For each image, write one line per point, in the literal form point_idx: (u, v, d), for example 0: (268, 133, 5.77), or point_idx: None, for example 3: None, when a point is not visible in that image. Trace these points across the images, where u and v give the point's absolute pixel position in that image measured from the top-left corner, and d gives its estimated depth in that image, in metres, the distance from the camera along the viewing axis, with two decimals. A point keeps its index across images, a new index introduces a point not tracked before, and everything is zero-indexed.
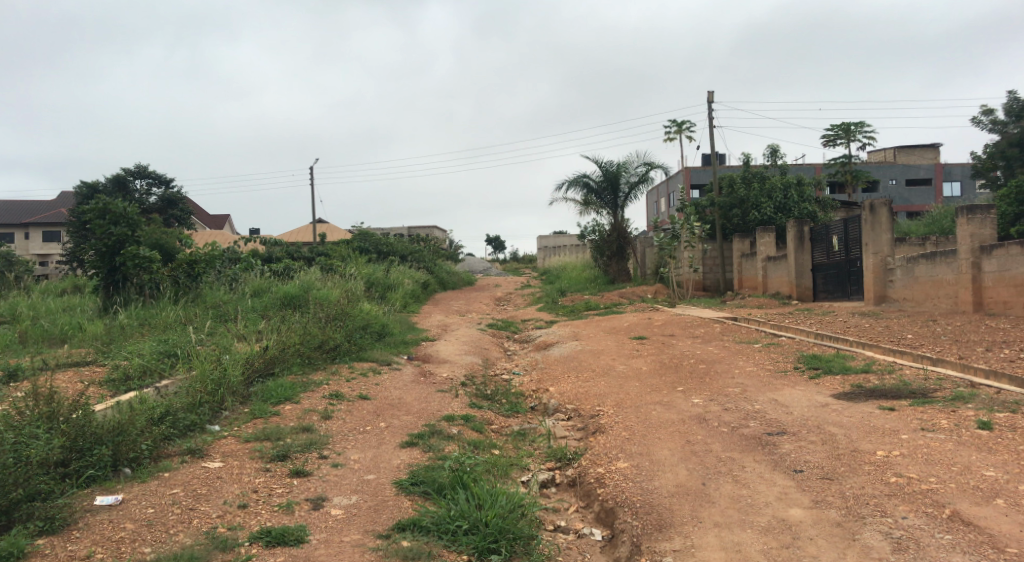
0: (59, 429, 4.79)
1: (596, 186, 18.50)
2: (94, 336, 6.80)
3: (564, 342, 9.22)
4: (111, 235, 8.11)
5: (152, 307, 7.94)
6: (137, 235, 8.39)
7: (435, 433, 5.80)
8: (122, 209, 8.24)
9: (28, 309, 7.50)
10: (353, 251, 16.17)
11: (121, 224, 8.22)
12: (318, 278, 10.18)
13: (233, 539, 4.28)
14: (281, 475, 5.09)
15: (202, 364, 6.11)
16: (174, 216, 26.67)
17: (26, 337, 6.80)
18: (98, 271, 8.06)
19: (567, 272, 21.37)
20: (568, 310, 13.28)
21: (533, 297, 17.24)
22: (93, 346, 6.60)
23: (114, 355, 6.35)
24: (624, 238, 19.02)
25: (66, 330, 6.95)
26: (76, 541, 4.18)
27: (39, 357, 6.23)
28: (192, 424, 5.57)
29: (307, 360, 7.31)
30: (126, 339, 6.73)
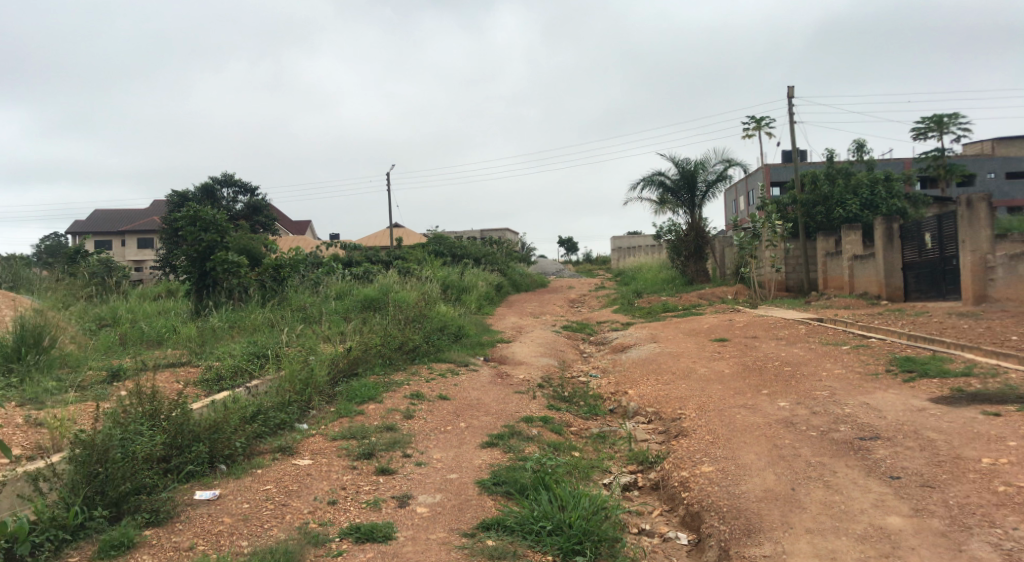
0: (160, 427, 5.08)
1: (672, 185, 18.32)
2: (187, 337, 7.09)
3: (641, 344, 9.14)
4: (202, 242, 8.45)
5: (242, 310, 8.22)
6: (225, 241, 8.72)
7: (515, 434, 5.83)
8: (211, 217, 8.56)
9: (126, 312, 7.83)
10: (430, 255, 16.43)
11: (210, 231, 8.53)
12: (396, 282, 10.39)
13: (324, 534, 4.51)
14: (367, 473, 5.23)
15: (290, 364, 6.30)
16: (258, 222, 27.69)
17: (127, 338, 7.14)
18: (190, 276, 8.43)
19: (643, 273, 21.25)
20: (646, 312, 13.14)
21: (609, 299, 17.10)
22: (186, 348, 6.87)
23: (208, 356, 6.61)
24: (703, 237, 18.71)
25: (163, 332, 7.29)
26: (179, 533, 4.53)
27: (139, 358, 6.50)
28: (282, 423, 5.77)
29: (388, 361, 7.47)
30: (218, 342, 7.02)
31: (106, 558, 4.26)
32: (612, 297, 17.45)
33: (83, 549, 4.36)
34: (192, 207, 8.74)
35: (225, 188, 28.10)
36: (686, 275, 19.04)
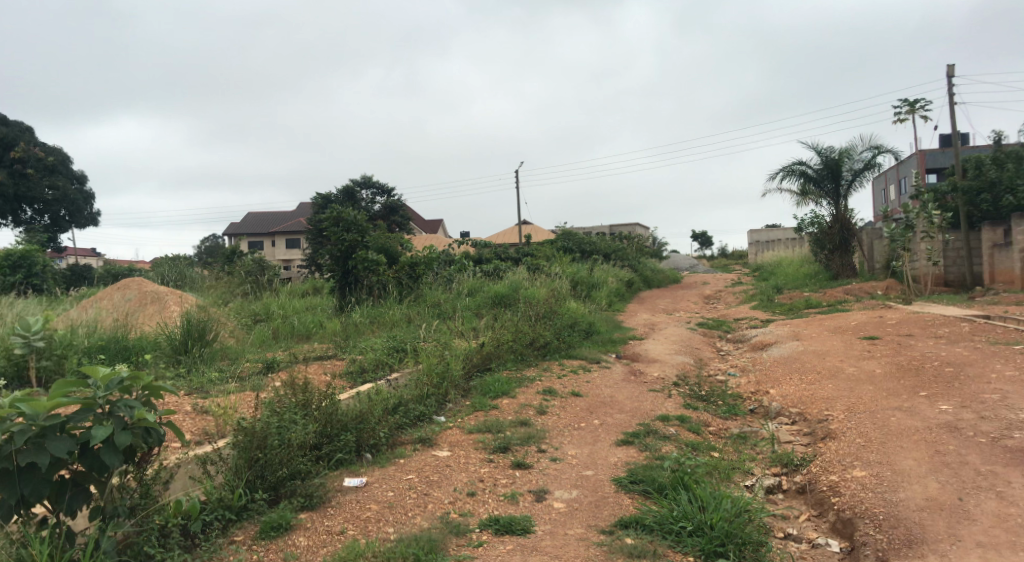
0: (312, 416, 5.41)
1: (815, 174, 17.66)
2: (332, 332, 7.51)
3: (782, 342, 8.75)
4: (345, 241, 8.96)
5: (381, 306, 8.59)
6: (366, 240, 9.17)
7: (651, 433, 5.75)
8: (352, 217, 9.07)
9: (278, 308, 8.34)
10: (558, 251, 16.52)
11: (352, 231, 9.05)
12: (527, 278, 10.51)
13: (465, 525, 4.70)
14: (504, 466, 5.34)
15: (427, 358, 6.54)
16: (394, 222, 28.88)
17: (279, 332, 7.63)
18: (335, 274, 8.97)
19: (784, 267, 20.42)
20: (786, 308, 12.59)
21: (748, 294, 16.26)
22: (332, 342, 7.26)
23: (351, 350, 6.95)
24: (849, 229, 17.71)
25: (310, 327, 7.73)
26: (331, 517, 4.89)
27: (290, 351, 6.92)
28: (421, 415, 6.00)
29: (520, 357, 7.59)
30: (360, 336, 7.37)
31: (268, 538, 4.71)
32: (750, 292, 16.64)
33: (247, 528, 4.83)
34: (335, 208, 9.30)
35: (364, 190, 29.57)
36: (831, 269, 17.93)
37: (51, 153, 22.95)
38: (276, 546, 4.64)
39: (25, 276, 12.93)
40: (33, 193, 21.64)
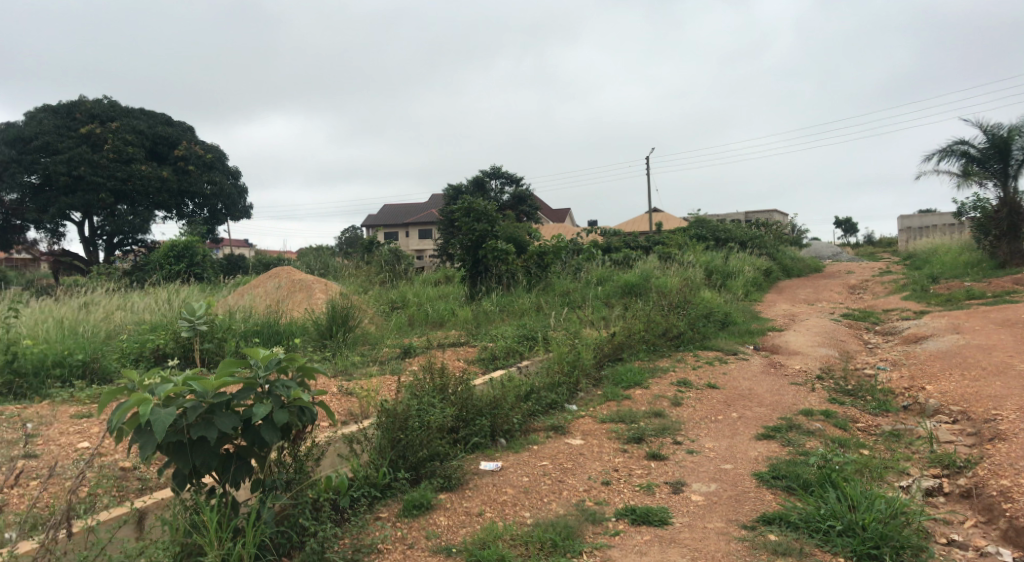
0: (449, 400, 5.60)
1: (979, 154, 16.48)
2: (464, 319, 7.68)
3: (940, 336, 8.14)
4: (476, 231, 9.15)
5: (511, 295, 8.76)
6: (496, 230, 9.32)
7: (793, 428, 5.52)
8: (483, 208, 9.33)
9: (413, 296, 8.64)
10: (689, 238, 16.20)
11: (483, 222, 9.25)
12: (658, 267, 10.35)
13: (601, 513, 4.70)
14: (639, 457, 5.29)
15: (558, 346, 6.60)
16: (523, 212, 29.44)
17: (414, 319, 7.91)
18: (466, 263, 9.19)
19: (940, 254, 18.95)
20: (943, 300, 11.68)
21: (898, 283, 15.09)
22: (464, 330, 7.45)
23: (482, 338, 7.13)
24: (1019, 214, 15.95)
25: (443, 315, 7.97)
26: (469, 499, 5.04)
27: (425, 338, 7.15)
28: (553, 403, 6.06)
29: (652, 348, 7.49)
30: (491, 324, 7.53)
31: (411, 516, 4.93)
32: (902, 279, 15.44)
33: (391, 505, 5.06)
34: (466, 199, 9.63)
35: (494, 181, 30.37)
36: (997, 257, 16.23)
37: (209, 151, 24.85)
38: (418, 524, 4.85)
39: (191, 265, 14.19)
40: (194, 187, 23.50)
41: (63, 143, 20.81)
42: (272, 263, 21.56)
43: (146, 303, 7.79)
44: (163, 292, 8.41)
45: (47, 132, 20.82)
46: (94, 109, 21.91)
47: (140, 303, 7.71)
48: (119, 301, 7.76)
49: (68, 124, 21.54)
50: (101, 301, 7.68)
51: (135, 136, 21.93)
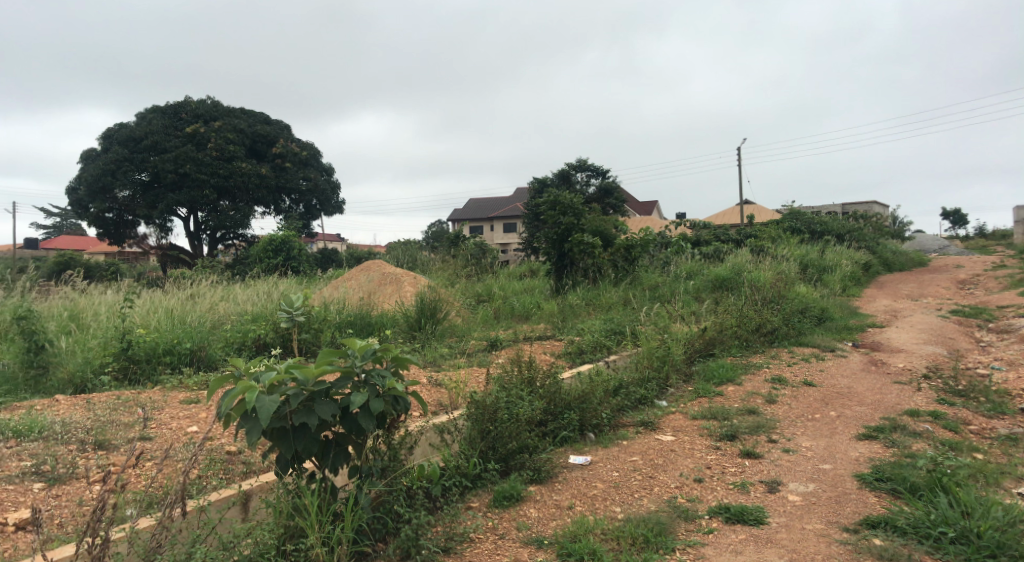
0: (537, 394, 5.65)
1: None
2: (550, 313, 7.74)
3: None
4: (560, 225, 9.38)
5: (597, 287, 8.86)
6: (582, 223, 9.44)
7: (898, 429, 5.29)
8: (569, 200, 9.45)
9: (499, 290, 8.79)
10: (782, 231, 15.79)
11: (568, 214, 9.41)
12: (750, 261, 10.12)
13: (693, 510, 4.62)
14: (732, 455, 5.19)
15: (647, 341, 6.50)
16: (609, 205, 29.91)
17: (500, 313, 7.99)
18: (550, 256, 9.42)
19: None
20: None
21: (1014, 277, 14.16)
22: (551, 323, 7.48)
23: (569, 331, 7.14)
24: None
25: (529, 308, 8.02)
26: (559, 492, 5.06)
27: (513, 331, 7.26)
28: (643, 398, 6.03)
29: (745, 343, 7.38)
30: (577, 318, 7.55)
31: (501, 507, 4.98)
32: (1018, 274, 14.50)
33: (481, 495, 5.14)
34: (552, 192, 9.96)
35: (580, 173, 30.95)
36: None
37: (303, 149, 25.90)
38: (509, 515, 4.89)
39: (287, 258, 14.83)
40: (291, 184, 24.53)
41: (171, 142, 22.15)
42: (364, 256, 22.28)
43: (247, 294, 8.25)
44: (262, 286, 8.85)
45: (157, 132, 22.29)
46: (199, 109, 23.24)
47: (241, 295, 8.17)
48: (221, 293, 8.20)
49: (176, 124, 22.95)
50: (205, 293, 8.09)
51: (236, 135, 23.10)
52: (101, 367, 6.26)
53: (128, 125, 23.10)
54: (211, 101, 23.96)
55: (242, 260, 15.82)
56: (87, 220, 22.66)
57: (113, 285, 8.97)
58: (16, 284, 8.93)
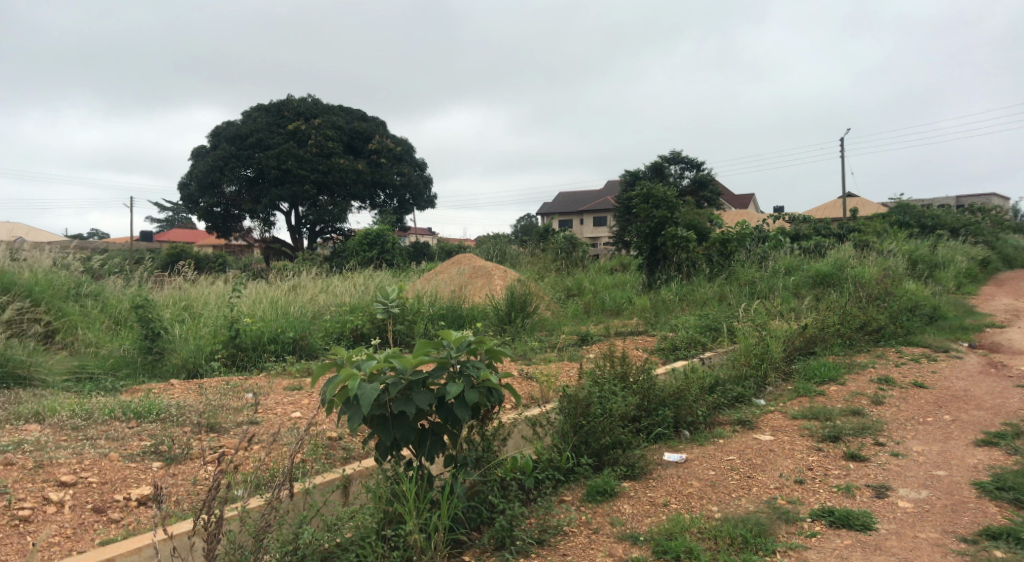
0: (631, 389, 5.64)
1: None
2: (642, 309, 8.11)
3: None
4: (655, 218, 10.43)
5: (690, 282, 9.81)
6: (675, 216, 10.47)
7: (1021, 436, 4.98)
8: (662, 195, 10.52)
9: (589, 285, 9.38)
10: (890, 225, 15.16)
11: (662, 208, 10.50)
12: (854, 257, 9.77)
13: (794, 513, 4.48)
14: (836, 457, 5.02)
15: (744, 339, 6.49)
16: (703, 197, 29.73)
17: (590, 307, 8.53)
18: (645, 252, 10.47)
19: None
20: None
21: None
22: (643, 319, 7.81)
23: (662, 326, 7.43)
24: None
25: (619, 304, 8.47)
26: (653, 489, 5.01)
27: (605, 327, 7.41)
28: (739, 397, 6.01)
29: (849, 342, 7.16)
30: (670, 313, 7.84)
31: (594, 502, 4.97)
32: None
33: (574, 489, 5.14)
34: (646, 186, 10.99)
35: (673, 165, 30.77)
36: None
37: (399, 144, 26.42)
38: (603, 510, 4.87)
39: (381, 252, 15.33)
40: (386, 179, 25.08)
41: (274, 139, 23.35)
42: (454, 251, 22.76)
43: (345, 286, 8.64)
44: (359, 279, 9.24)
45: (261, 130, 23.50)
46: (300, 106, 24.23)
47: (340, 287, 8.57)
48: (321, 285, 8.70)
49: (278, 122, 24.10)
50: (306, 286, 8.60)
51: (336, 132, 24.08)
52: (211, 354, 6.65)
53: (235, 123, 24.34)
54: (311, 99, 24.93)
55: (339, 253, 16.46)
56: (198, 214, 24.25)
57: (220, 276, 9.43)
58: (134, 274, 9.57)
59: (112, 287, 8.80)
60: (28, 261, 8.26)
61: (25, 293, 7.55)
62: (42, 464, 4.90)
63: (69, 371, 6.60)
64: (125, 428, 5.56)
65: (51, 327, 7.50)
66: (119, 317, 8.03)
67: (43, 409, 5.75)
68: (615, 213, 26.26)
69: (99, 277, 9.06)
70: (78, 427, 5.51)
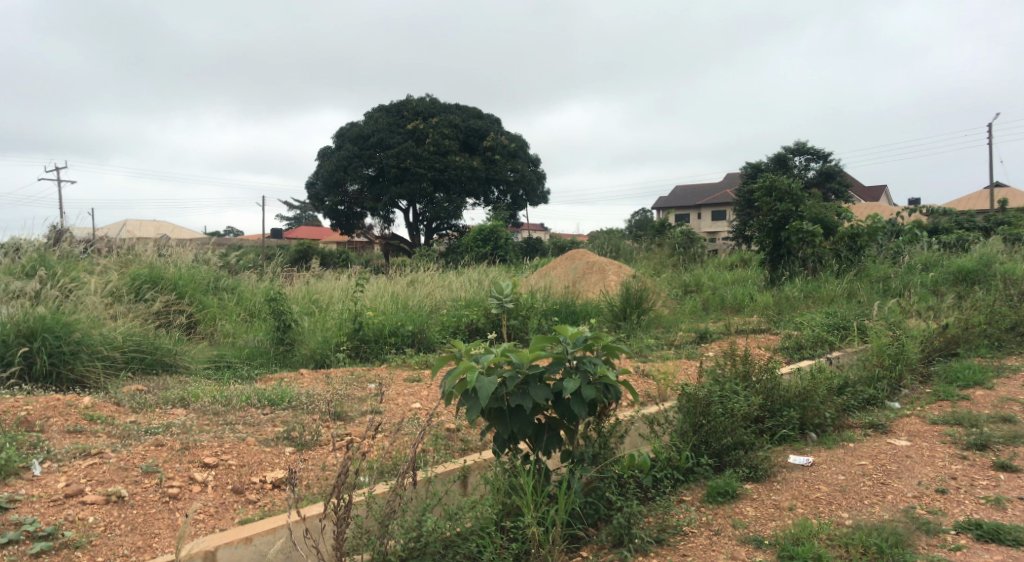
0: (753, 389, 5.50)
1: None
2: (764, 306, 8.05)
3: None
4: (778, 211, 10.27)
5: (816, 278, 9.66)
6: (800, 209, 10.29)
7: None
8: (786, 187, 10.33)
9: (708, 281, 9.45)
10: None
11: (785, 200, 10.32)
12: (1003, 253, 9.10)
13: (936, 524, 4.21)
14: (983, 466, 4.69)
15: (875, 338, 6.31)
16: (830, 190, 28.52)
17: (709, 304, 8.57)
18: (767, 247, 10.34)
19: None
20: None
21: None
22: (765, 317, 7.76)
23: (786, 325, 7.32)
24: None
25: (740, 300, 8.47)
26: (778, 492, 4.83)
27: (725, 325, 7.31)
28: (871, 399, 5.74)
29: (997, 343, 6.68)
30: (794, 311, 7.72)
31: (715, 503, 4.83)
32: None
33: (694, 490, 5.02)
34: (769, 177, 10.74)
35: (797, 156, 29.63)
36: None
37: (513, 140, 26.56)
38: (724, 511, 4.71)
39: (495, 248, 15.63)
40: (501, 176, 25.25)
41: (395, 138, 24.36)
42: (567, 246, 22.52)
43: (461, 281, 8.92)
44: (473, 274, 9.48)
45: (382, 130, 24.55)
46: (419, 106, 25.04)
47: (456, 282, 8.86)
48: (438, 280, 8.97)
49: (398, 122, 25.05)
50: (423, 280, 8.90)
51: (452, 130, 24.70)
52: (337, 345, 6.99)
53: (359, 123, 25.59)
54: (429, 98, 25.70)
55: (454, 250, 16.89)
56: (324, 212, 25.67)
57: (343, 271, 9.92)
58: (266, 268, 10.23)
59: (247, 281, 9.43)
60: (173, 256, 8.89)
61: (171, 286, 8.16)
62: (187, 446, 5.25)
63: (210, 359, 7.23)
64: (260, 414, 5.91)
65: (193, 319, 8.06)
66: (253, 309, 8.65)
67: (187, 395, 6.21)
68: (735, 207, 25.56)
69: (235, 272, 9.68)
70: (219, 412, 5.90)
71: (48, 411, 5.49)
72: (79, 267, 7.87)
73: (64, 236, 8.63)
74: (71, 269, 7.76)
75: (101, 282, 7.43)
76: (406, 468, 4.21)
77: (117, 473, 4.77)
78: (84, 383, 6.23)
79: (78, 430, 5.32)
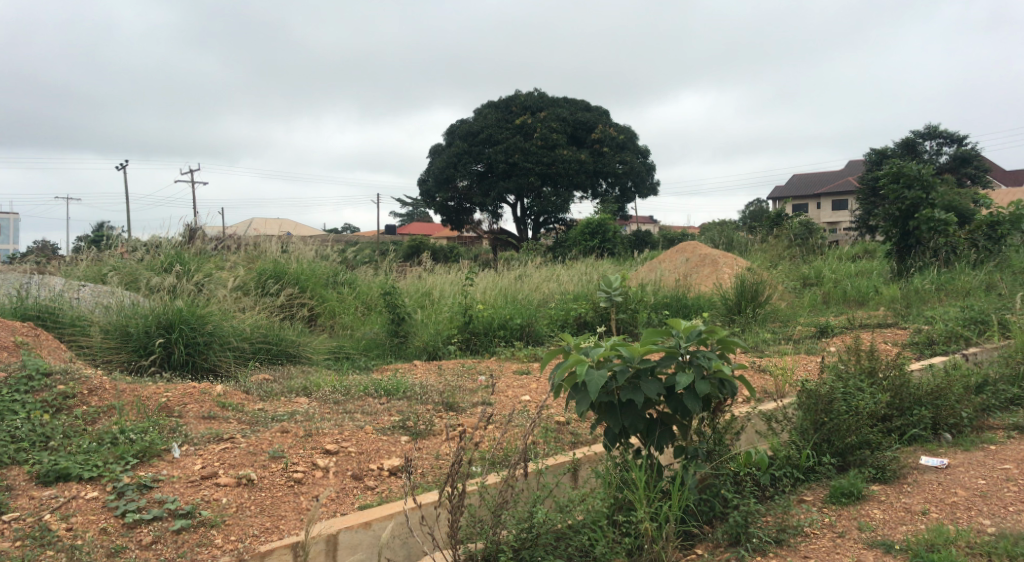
0: (880, 386, 5.25)
1: None
2: (891, 299, 7.70)
3: None
4: (907, 200, 9.70)
5: (950, 270, 9.13)
6: (931, 196, 9.68)
7: None
8: (915, 173, 9.73)
9: (829, 273, 9.13)
10: None
11: (914, 187, 9.72)
12: None
13: None
14: None
15: (1020, 333, 5.99)
16: (967, 175, 26.75)
17: (830, 298, 8.34)
18: (895, 237, 9.86)
19: None
20: None
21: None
22: (892, 310, 7.41)
23: (916, 318, 6.99)
24: None
25: (864, 293, 8.17)
26: (909, 495, 4.57)
27: (849, 319, 7.07)
28: (1015, 398, 5.48)
29: None
30: (924, 304, 7.33)
31: (839, 504, 4.61)
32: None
33: (816, 489, 4.81)
34: (896, 163, 10.16)
35: (929, 140, 27.90)
36: None
37: (622, 132, 26.32)
38: (849, 513, 4.49)
39: (603, 240, 15.60)
40: (608, 168, 25.23)
41: (503, 134, 24.69)
42: (678, 239, 22.27)
43: (569, 274, 8.99)
44: (581, 267, 9.51)
45: (491, 125, 24.98)
46: (528, 102, 25.37)
47: (564, 275, 8.93)
48: (546, 274, 9.07)
49: (507, 117, 25.40)
50: (531, 274, 9.02)
51: (560, 124, 24.83)
52: (449, 337, 7.22)
53: (468, 120, 26.22)
54: (538, 93, 25.96)
55: (560, 243, 17.01)
56: (435, 208, 26.39)
57: (454, 264, 10.18)
58: (381, 263, 10.63)
59: (363, 276, 9.81)
60: (296, 252, 9.37)
61: (294, 280, 8.61)
62: (310, 433, 5.52)
63: (330, 350, 7.59)
64: (377, 404, 6.14)
65: (314, 312, 8.48)
66: (370, 304, 9.02)
67: (310, 384, 6.54)
68: (858, 195, 24.37)
69: (352, 267, 10.10)
70: (339, 401, 6.17)
71: (186, 398, 5.90)
72: (211, 263, 8.43)
73: (198, 234, 9.25)
74: (204, 266, 8.32)
75: (231, 277, 7.93)
76: (517, 460, 4.20)
77: (247, 458, 5.07)
78: (217, 371, 6.66)
79: (212, 417, 5.69)
